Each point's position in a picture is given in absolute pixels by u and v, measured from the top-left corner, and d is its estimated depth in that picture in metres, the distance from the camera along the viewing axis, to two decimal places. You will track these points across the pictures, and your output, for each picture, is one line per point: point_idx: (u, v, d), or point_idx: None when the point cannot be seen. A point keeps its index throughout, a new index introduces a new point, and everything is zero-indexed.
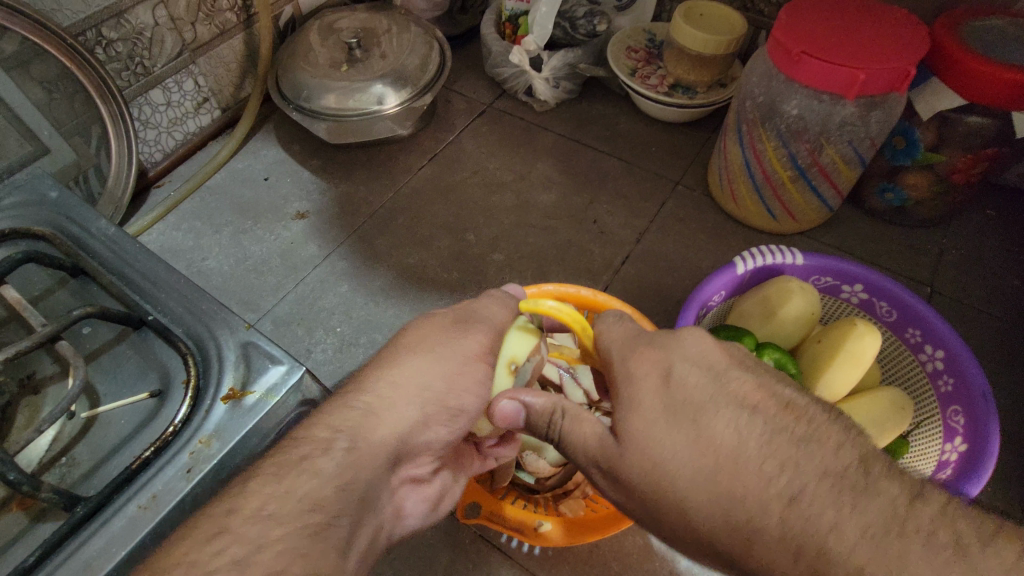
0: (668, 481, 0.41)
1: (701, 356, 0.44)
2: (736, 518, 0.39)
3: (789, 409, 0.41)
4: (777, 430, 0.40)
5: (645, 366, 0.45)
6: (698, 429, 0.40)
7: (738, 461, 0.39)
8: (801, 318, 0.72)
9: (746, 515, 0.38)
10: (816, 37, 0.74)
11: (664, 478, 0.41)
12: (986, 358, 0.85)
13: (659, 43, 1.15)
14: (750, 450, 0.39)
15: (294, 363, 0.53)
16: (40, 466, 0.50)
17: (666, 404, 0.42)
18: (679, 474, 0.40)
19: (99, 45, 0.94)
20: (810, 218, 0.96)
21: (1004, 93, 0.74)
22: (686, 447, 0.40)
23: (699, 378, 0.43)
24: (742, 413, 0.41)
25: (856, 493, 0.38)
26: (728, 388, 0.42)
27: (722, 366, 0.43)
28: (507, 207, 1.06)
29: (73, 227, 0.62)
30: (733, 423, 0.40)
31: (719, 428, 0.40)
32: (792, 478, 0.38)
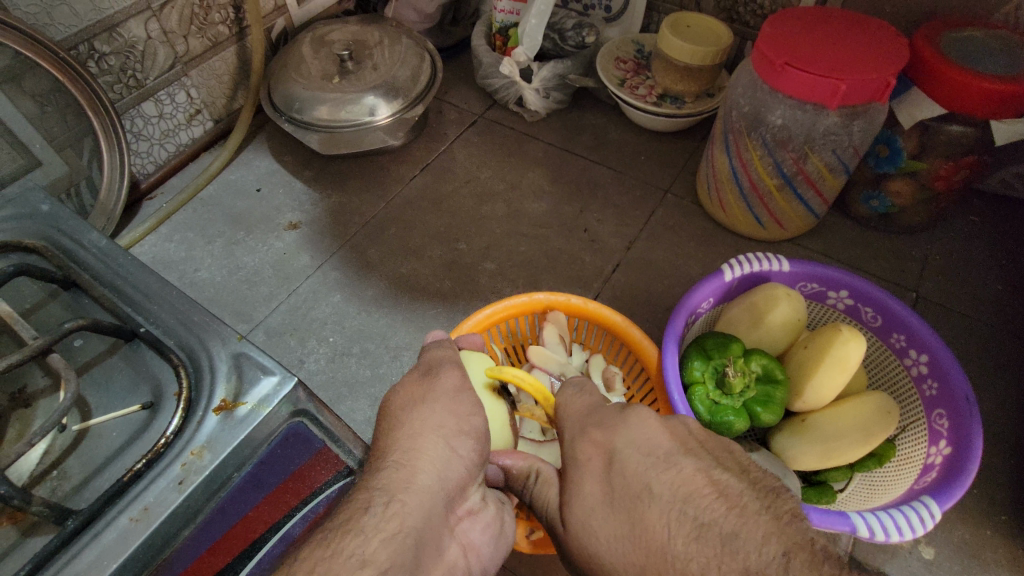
0: (605, 569, 0.43)
1: (646, 443, 0.45)
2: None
3: (724, 499, 0.41)
4: (705, 525, 0.39)
5: (590, 451, 0.47)
6: (631, 520, 0.42)
7: (664, 561, 0.39)
8: (788, 324, 0.73)
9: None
10: (799, 48, 0.76)
11: (601, 565, 0.43)
12: (971, 362, 0.87)
13: (647, 54, 1.17)
14: (676, 550, 0.39)
15: (285, 374, 0.53)
16: (30, 479, 0.50)
17: (607, 491, 0.44)
18: (613, 565, 0.43)
19: (91, 58, 0.94)
20: (797, 225, 0.97)
21: (983, 103, 0.76)
22: (618, 543, 0.42)
23: (639, 464, 0.44)
24: (675, 505, 0.41)
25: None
26: (667, 474, 0.43)
27: (663, 452, 0.44)
28: (498, 216, 1.07)
29: (65, 240, 0.62)
30: (658, 523, 0.40)
31: (651, 522, 0.41)
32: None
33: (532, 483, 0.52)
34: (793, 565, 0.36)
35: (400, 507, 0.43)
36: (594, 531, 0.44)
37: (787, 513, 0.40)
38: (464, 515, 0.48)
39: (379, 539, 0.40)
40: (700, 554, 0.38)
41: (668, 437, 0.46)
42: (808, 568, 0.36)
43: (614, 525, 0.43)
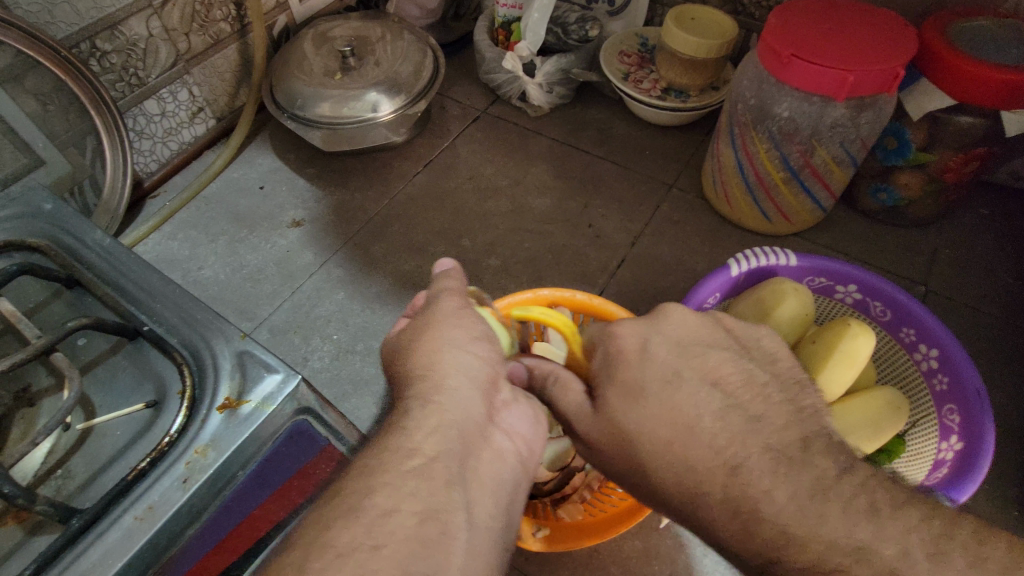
0: (626, 447, 0.45)
1: (678, 336, 0.47)
2: (683, 484, 0.42)
3: (749, 382, 0.44)
4: (732, 407, 0.42)
5: (619, 343, 0.47)
6: (663, 404, 0.43)
7: (689, 433, 0.42)
8: (795, 319, 0.72)
9: (693, 480, 0.41)
10: (806, 40, 0.75)
11: (624, 442, 0.45)
12: (980, 356, 0.86)
13: (652, 47, 1.16)
14: (704, 425, 0.42)
15: (289, 372, 0.52)
16: (35, 479, 0.50)
17: (635, 377, 0.45)
18: (638, 441, 0.44)
19: (93, 56, 0.94)
20: (804, 218, 0.96)
21: (993, 93, 0.74)
22: (647, 421, 0.44)
23: (668, 354, 0.45)
24: (703, 387, 0.44)
25: (793, 464, 0.40)
26: (691, 361, 0.45)
27: (694, 342, 0.47)
28: (502, 213, 1.06)
29: (68, 238, 0.62)
30: (687, 403, 0.43)
31: (681, 402, 0.43)
32: (735, 449, 0.41)
33: (550, 385, 0.50)
34: (810, 447, 0.41)
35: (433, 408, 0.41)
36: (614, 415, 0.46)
37: (809, 406, 0.44)
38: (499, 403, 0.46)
39: (424, 432, 0.39)
40: (725, 429, 0.41)
41: (697, 327, 0.48)
42: (825, 451, 0.41)
43: (641, 407, 0.44)
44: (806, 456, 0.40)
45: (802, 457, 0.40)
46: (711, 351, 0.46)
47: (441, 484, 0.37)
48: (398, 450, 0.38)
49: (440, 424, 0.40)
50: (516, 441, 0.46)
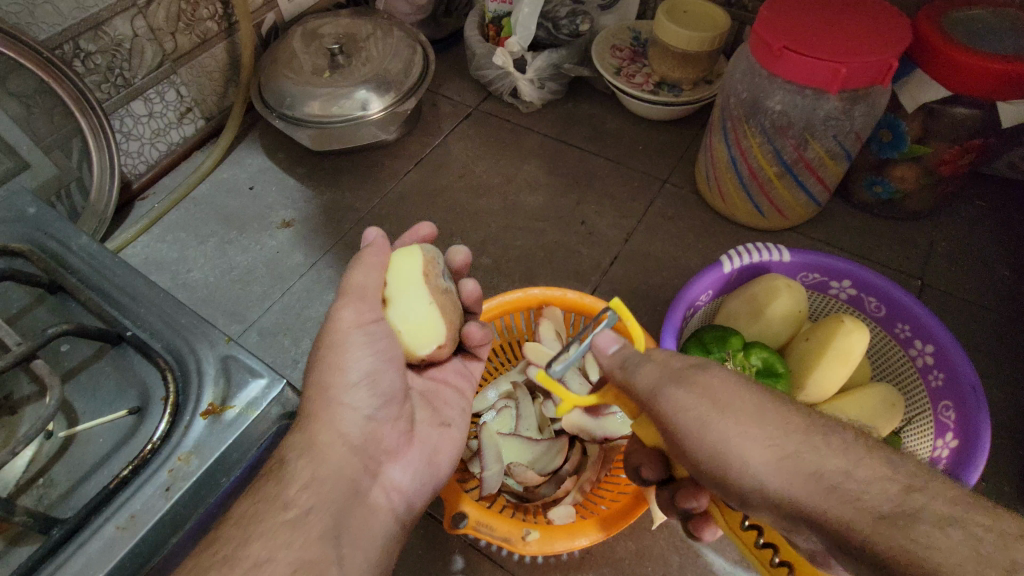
0: (744, 461, 0.40)
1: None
2: (807, 500, 0.38)
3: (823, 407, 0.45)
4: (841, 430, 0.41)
5: (726, 360, 0.44)
6: (783, 418, 0.41)
7: (821, 452, 0.39)
8: (788, 316, 0.71)
9: (833, 504, 0.38)
10: (798, 31, 0.73)
11: (743, 458, 0.40)
12: (976, 350, 0.85)
13: (644, 41, 1.14)
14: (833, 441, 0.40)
15: (274, 376, 0.52)
16: (16, 488, 0.49)
17: (747, 387, 0.42)
18: (756, 455, 0.40)
19: (77, 58, 0.93)
20: (799, 213, 0.95)
21: (988, 83, 0.73)
22: (764, 432, 0.40)
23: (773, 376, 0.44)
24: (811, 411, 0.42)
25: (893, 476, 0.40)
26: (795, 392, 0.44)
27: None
28: (494, 211, 1.05)
29: (51, 243, 0.61)
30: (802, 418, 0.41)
31: (798, 418, 0.41)
32: (862, 474, 0.38)
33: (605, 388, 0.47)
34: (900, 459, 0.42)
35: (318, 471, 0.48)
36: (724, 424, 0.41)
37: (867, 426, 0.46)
38: (384, 456, 0.54)
39: (297, 487, 0.46)
40: (846, 451, 0.39)
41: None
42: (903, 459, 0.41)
43: (757, 416, 0.41)
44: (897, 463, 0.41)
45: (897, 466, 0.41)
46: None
47: (315, 536, 0.44)
48: (275, 502, 0.45)
49: (312, 478, 0.47)
50: (393, 494, 0.53)
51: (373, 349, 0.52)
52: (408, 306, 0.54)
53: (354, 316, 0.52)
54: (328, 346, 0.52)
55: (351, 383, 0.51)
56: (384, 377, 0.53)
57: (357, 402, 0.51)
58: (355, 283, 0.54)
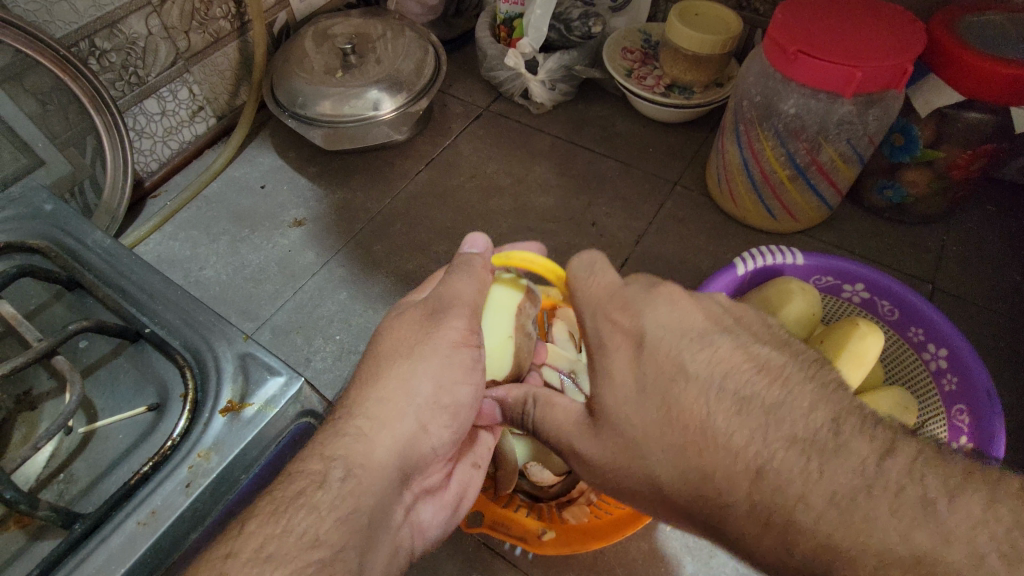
0: (639, 459, 0.44)
1: (677, 324, 0.45)
2: (699, 490, 0.41)
3: (764, 372, 0.42)
4: (746, 399, 0.41)
5: (618, 338, 0.46)
6: (664, 405, 0.42)
7: (707, 439, 0.40)
8: (802, 318, 0.71)
9: (713, 490, 0.40)
10: (813, 35, 0.74)
11: (636, 455, 0.44)
12: (987, 354, 0.85)
13: (655, 43, 1.15)
14: (718, 425, 0.40)
15: (292, 375, 0.52)
16: (37, 483, 0.49)
17: (636, 378, 0.44)
18: (647, 447, 0.43)
19: (92, 56, 0.93)
20: (810, 216, 0.95)
21: (1002, 88, 0.73)
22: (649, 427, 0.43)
23: (672, 345, 0.43)
24: (712, 385, 0.42)
25: (824, 457, 0.38)
26: (701, 357, 0.43)
27: (696, 332, 0.44)
28: (505, 211, 1.05)
29: (69, 240, 0.62)
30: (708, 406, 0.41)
31: (688, 403, 0.42)
32: (760, 449, 0.39)
33: (529, 408, 0.52)
34: (842, 430, 0.39)
35: (354, 484, 0.44)
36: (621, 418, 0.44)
37: (832, 381, 0.42)
38: (421, 490, 0.53)
39: (333, 520, 0.42)
40: (743, 428, 0.40)
41: (702, 319, 0.45)
42: (858, 432, 0.39)
43: (640, 410, 0.43)
44: (838, 441, 0.38)
45: (837, 446, 0.38)
46: (719, 340, 0.43)
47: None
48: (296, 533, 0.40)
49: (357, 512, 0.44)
50: (417, 535, 0.53)
51: (465, 369, 0.51)
52: (492, 335, 0.56)
53: (460, 331, 0.52)
54: (408, 354, 0.50)
55: (436, 407, 0.50)
56: (463, 412, 0.52)
57: (433, 429, 0.50)
58: (457, 292, 0.53)
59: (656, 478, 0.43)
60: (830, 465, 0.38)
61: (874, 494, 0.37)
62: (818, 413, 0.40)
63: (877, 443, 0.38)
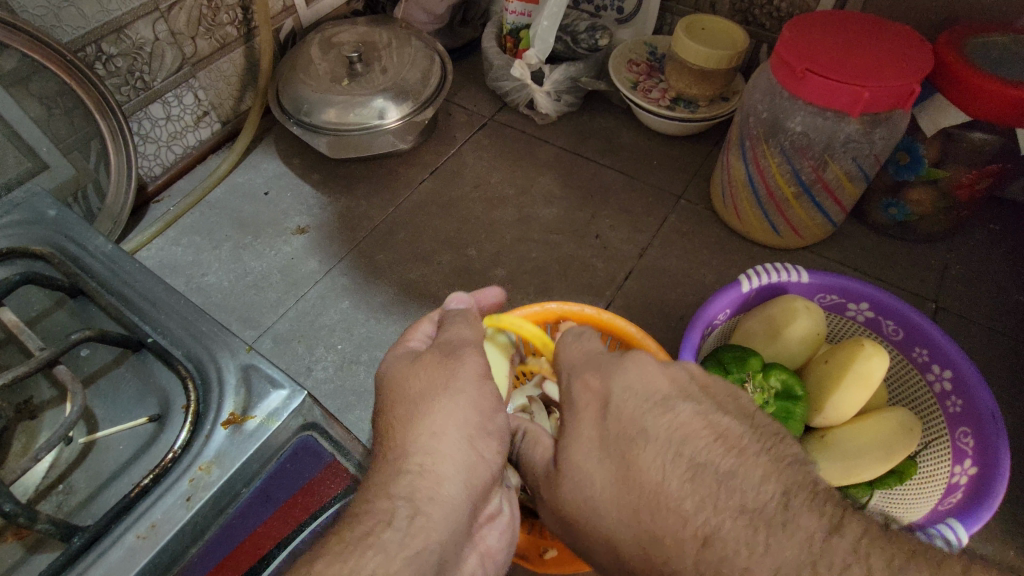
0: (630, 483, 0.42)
1: (643, 388, 0.45)
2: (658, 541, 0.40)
3: (722, 441, 0.42)
4: (701, 466, 0.40)
5: (595, 390, 0.47)
6: None
7: (659, 501, 0.40)
8: (806, 338, 0.71)
9: (663, 556, 0.40)
10: (821, 54, 0.74)
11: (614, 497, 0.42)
12: (991, 376, 0.85)
13: (661, 56, 1.15)
14: (671, 491, 0.40)
15: (295, 388, 0.52)
16: (36, 494, 0.49)
17: (606, 433, 0.44)
18: None
19: (99, 60, 0.93)
20: (814, 232, 0.95)
21: (1009, 110, 0.73)
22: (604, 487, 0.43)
23: (636, 409, 0.44)
24: (669, 451, 0.42)
25: (770, 530, 0.38)
26: (661, 420, 0.43)
27: (660, 398, 0.44)
28: (508, 222, 1.05)
29: (71, 246, 0.61)
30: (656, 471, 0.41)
31: (643, 464, 0.42)
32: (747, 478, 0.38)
33: (517, 441, 0.52)
34: (791, 504, 0.39)
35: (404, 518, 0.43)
36: (579, 471, 0.44)
37: (789, 456, 0.42)
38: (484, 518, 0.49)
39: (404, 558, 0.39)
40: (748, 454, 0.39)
41: (666, 383, 0.46)
42: (807, 507, 0.39)
43: (598, 467, 0.44)
44: (785, 516, 0.38)
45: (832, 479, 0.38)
46: (680, 406, 0.44)
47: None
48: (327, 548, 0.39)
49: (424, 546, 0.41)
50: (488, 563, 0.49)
51: (496, 400, 0.50)
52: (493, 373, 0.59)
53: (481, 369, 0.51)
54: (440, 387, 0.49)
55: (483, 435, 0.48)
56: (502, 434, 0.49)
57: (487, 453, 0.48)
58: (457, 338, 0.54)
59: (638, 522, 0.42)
60: (778, 541, 0.37)
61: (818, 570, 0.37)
62: None
63: (824, 520, 0.38)
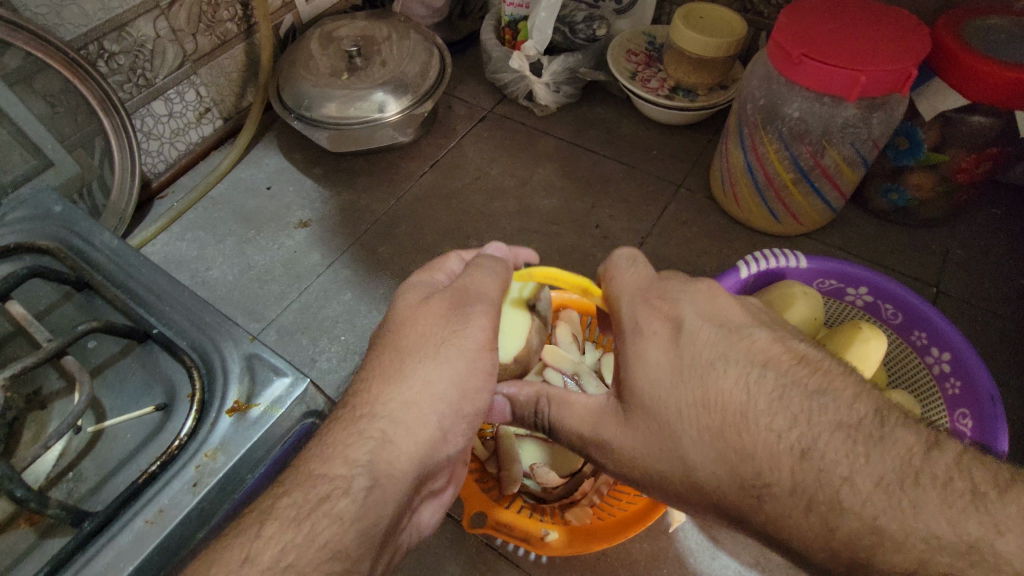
0: None
1: (716, 316, 0.47)
2: (735, 471, 0.42)
3: (799, 361, 0.44)
4: (788, 386, 0.43)
5: (655, 323, 0.48)
6: (700, 386, 0.44)
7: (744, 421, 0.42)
8: (806, 322, 0.71)
9: (753, 472, 0.41)
10: (817, 39, 0.74)
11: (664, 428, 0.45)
12: (993, 360, 0.85)
13: (659, 46, 1.15)
14: (758, 410, 0.42)
15: (298, 375, 0.52)
16: (46, 481, 0.50)
17: (673, 360, 0.45)
18: (677, 434, 0.44)
19: (101, 58, 0.94)
20: (813, 219, 0.95)
21: (1008, 92, 0.73)
22: (643, 432, 0.46)
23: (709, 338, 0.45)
24: (752, 370, 0.44)
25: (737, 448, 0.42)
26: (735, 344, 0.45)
27: (737, 325, 0.47)
28: (509, 213, 1.06)
29: (77, 240, 0.62)
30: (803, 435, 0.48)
31: (725, 388, 0.43)
32: None
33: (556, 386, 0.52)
34: (886, 420, 0.41)
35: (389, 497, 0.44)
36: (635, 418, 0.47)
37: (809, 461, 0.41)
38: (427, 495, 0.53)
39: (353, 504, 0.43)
40: None
41: (740, 314, 0.48)
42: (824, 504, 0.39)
43: (643, 418, 0.46)
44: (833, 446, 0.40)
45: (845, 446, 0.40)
46: (757, 333, 0.46)
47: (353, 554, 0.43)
48: None
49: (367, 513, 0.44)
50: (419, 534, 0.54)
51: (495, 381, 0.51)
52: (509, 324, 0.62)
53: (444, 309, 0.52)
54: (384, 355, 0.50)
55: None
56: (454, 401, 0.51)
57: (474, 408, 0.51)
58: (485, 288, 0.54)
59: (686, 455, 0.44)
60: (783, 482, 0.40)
61: (917, 483, 0.39)
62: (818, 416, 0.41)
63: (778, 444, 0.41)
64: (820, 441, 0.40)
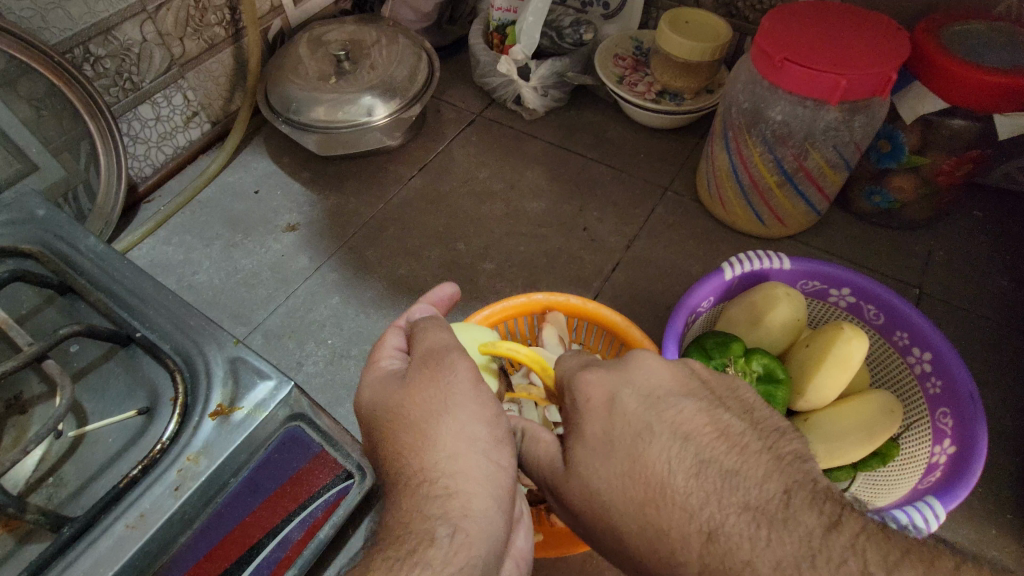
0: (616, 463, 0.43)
1: (647, 384, 0.45)
2: (655, 548, 0.41)
3: (724, 437, 0.42)
4: (705, 463, 0.41)
5: (590, 392, 0.46)
6: (628, 461, 0.43)
7: (664, 497, 0.41)
8: (787, 325, 0.72)
9: (668, 549, 0.40)
10: (799, 44, 0.75)
11: (598, 504, 0.44)
12: (974, 361, 0.86)
13: (646, 50, 1.16)
14: (677, 484, 0.41)
15: (282, 378, 0.52)
16: (26, 486, 0.49)
17: (605, 433, 0.44)
18: None
19: (87, 61, 0.94)
20: (798, 221, 0.96)
21: (985, 95, 0.74)
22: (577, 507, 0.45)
23: (639, 407, 0.44)
24: (675, 443, 0.42)
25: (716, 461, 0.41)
26: (667, 415, 0.43)
27: (663, 393, 0.45)
28: (497, 216, 1.06)
29: (61, 244, 0.62)
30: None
31: (650, 459, 0.42)
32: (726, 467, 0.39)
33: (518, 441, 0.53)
34: (793, 502, 0.39)
35: None
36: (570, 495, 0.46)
37: (789, 449, 0.42)
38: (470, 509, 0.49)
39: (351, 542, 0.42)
40: None
41: (669, 377, 0.46)
42: (805, 497, 0.39)
43: (580, 492, 0.45)
44: (787, 513, 0.38)
45: None
46: (684, 403, 0.44)
47: None
48: None
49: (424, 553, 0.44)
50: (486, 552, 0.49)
51: None
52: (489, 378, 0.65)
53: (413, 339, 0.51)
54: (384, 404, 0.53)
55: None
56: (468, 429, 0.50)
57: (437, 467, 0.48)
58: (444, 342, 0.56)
59: (616, 527, 0.43)
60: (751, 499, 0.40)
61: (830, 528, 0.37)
62: (771, 483, 0.40)
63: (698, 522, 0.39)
64: (727, 524, 0.39)
